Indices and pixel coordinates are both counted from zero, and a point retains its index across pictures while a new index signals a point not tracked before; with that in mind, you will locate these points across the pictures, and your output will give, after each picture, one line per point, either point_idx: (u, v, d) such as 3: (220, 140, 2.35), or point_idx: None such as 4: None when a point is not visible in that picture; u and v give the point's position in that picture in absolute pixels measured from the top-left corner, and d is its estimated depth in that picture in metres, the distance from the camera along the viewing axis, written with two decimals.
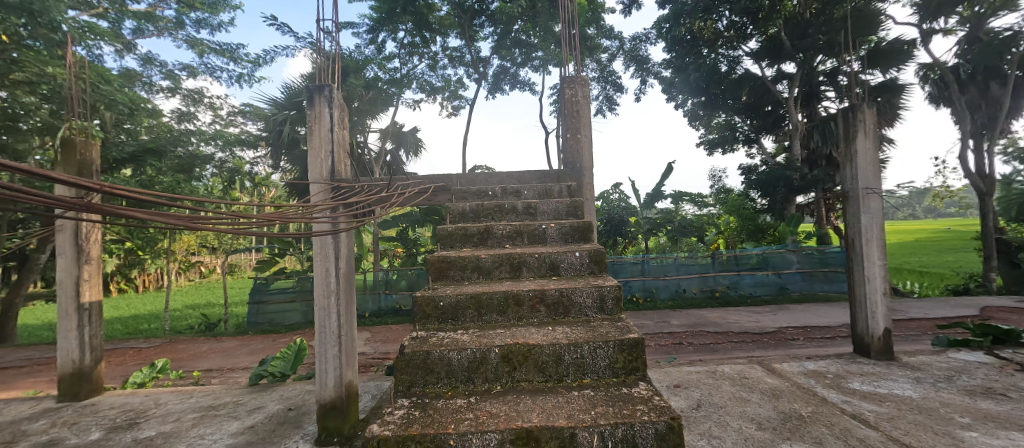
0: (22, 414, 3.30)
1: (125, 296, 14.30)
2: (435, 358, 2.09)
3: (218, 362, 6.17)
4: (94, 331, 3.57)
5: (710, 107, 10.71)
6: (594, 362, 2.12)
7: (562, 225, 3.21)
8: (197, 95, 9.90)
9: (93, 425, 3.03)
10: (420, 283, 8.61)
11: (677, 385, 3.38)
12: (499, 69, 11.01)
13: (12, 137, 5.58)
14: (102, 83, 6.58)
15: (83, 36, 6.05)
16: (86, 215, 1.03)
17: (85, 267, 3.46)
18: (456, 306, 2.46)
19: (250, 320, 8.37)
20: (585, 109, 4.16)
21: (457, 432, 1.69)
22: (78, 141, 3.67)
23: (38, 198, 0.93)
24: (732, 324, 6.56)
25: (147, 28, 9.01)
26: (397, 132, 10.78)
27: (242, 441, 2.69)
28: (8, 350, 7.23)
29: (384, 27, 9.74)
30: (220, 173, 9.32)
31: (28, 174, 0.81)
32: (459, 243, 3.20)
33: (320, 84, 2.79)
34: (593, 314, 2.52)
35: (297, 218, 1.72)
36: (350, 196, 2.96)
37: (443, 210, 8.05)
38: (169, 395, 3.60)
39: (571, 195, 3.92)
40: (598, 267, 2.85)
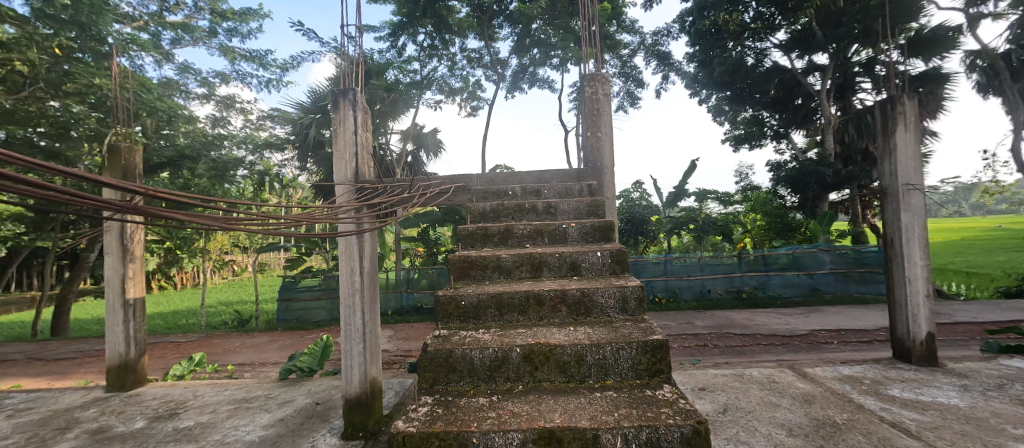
0: (75, 402, 3.53)
1: (164, 293, 15.09)
2: (458, 357, 2.11)
3: (250, 357, 6.42)
4: (139, 326, 3.78)
5: (736, 101, 10.39)
6: (617, 363, 2.10)
7: (582, 225, 3.18)
8: (230, 101, 10.36)
9: (137, 414, 3.21)
10: (441, 282, 8.71)
11: (702, 388, 3.30)
12: (518, 68, 10.98)
13: (64, 144, 6.01)
14: (144, 91, 6.97)
15: (127, 48, 6.42)
16: (132, 217, 1.12)
17: (130, 265, 3.67)
18: (478, 305, 2.48)
19: (280, 317, 8.67)
20: (606, 107, 4.11)
21: (480, 430, 1.71)
22: (123, 147, 3.89)
23: (91, 202, 1.03)
24: (760, 326, 6.36)
25: (184, 38, 9.47)
26: (418, 134, 10.94)
27: (273, 433, 2.80)
28: (63, 343, 7.76)
29: (404, 31, 9.88)
30: (251, 175, 9.70)
31: (81, 178, 0.91)
32: (480, 243, 3.21)
33: (344, 88, 2.86)
34: (615, 315, 2.49)
35: (322, 218, 1.77)
36: (374, 196, 3.02)
37: (463, 210, 8.13)
38: (206, 388, 3.78)
39: (591, 194, 3.92)
40: (620, 267, 2.81)
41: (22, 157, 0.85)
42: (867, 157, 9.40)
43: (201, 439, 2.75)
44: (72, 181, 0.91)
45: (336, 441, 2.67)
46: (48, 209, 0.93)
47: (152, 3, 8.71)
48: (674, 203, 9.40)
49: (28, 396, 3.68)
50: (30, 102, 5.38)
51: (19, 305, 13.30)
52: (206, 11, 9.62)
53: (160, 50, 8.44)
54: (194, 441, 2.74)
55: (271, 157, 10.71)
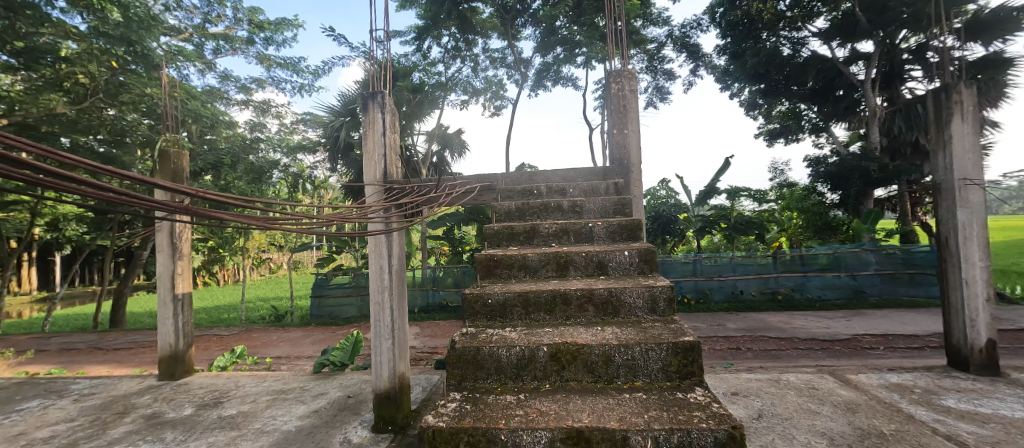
0: (131, 389, 3.79)
1: (208, 289, 15.99)
2: (485, 354, 2.13)
3: (286, 350, 6.72)
4: (186, 319, 4.02)
5: (771, 94, 9.94)
6: (646, 364, 2.06)
7: (609, 223, 3.14)
8: (266, 106, 10.85)
9: (186, 402, 3.42)
10: (466, 280, 8.79)
11: (735, 392, 3.19)
12: (541, 66, 10.90)
13: (121, 150, 6.68)
14: (190, 99, 7.42)
15: (175, 59, 6.87)
16: (181, 216, 1.21)
17: (179, 262, 3.91)
18: (505, 304, 2.49)
19: (313, 313, 9.01)
20: (633, 103, 4.05)
21: (509, 427, 1.72)
22: (171, 152, 4.14)
23: (145, 204, 1.12)
24: (797, 329, 6.07)
25: (224, 48, 9.98)
26: (442, 134, 11.09)
27: (308, 424, 2.91)
28: (120, 333, 8.39)
29: (428, 34, 10.03)
30: (286, 177, 10.12)
31: (138, 181, 1.01)
32: (505, 241, 3.22)
33: (373, 91, 2.95)
34: (643, 315, 2.44)
35: (353, 219, 1.85)
36: (402, 196, 3.08)
37: (488, 209, 8.20)
38: (247, 379, 3.98)
39: (618, 192, 3.86)
40: (648, 266, 2.76)
41: (91, 164, 0.96)
42: (918, 150, 8.80)
43: (242, 428, 2.90)
44: (133, 185, 1.02)
45: (366, 434, 2.75)
46: (109, 209, 1.03)
47: (195, 16, 9.23)
48: (704, 202, 9.10)
49: (90, 382, 3.99)
50: (90, 112, 5.83)
51: (82, 298, 14.45)
52: (244, 22, 10.10)
53: (203, 60, 8.95)
54: (236, 429, 2.89)
55: (303, 159, 11.13)
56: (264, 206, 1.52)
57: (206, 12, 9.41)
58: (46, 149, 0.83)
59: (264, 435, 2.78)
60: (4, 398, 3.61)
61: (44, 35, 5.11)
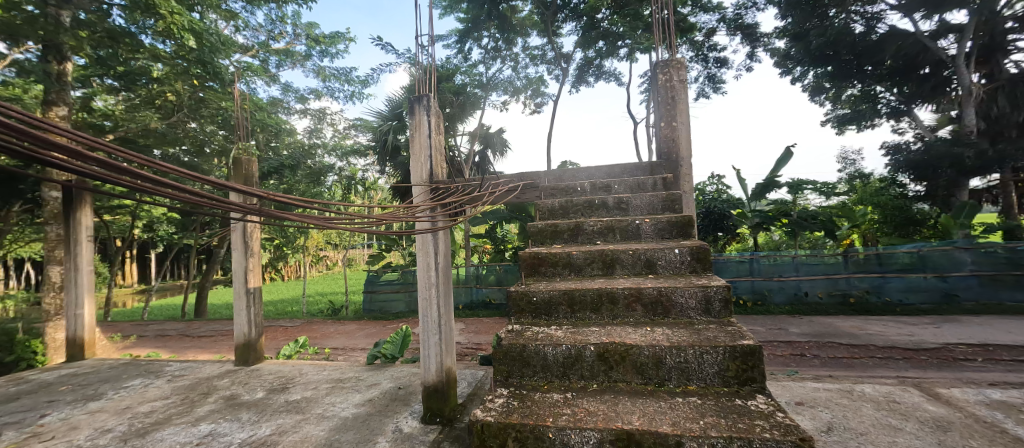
0: (213, 372, 4.21)
1: (274, 284, 17.39)
2: (531, 351, 2.14)
3: (342, 342, 7.15)
4: (257, 311, 4.40)
5: (840, 77, 9.02)
6: (700, 368, 1.97)
7: (658, 220, 3.03)
8: (322, 114, 11.60)
9: (258, 385, 3.75)
10: (509, 278, 8.86)
11: (800, 402, 2.96)
12: (582, 62, 10.69)
13: (201, 159, 7.42)
14: (258, 111, 8.11)
15: (244, 73, 7.55)
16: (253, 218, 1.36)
17: (251, 259, 4.29)
18: (550, 301, 2.48)
19: (366, 308, 9.51)
20: (683, 94, 3.85)
21: (556, 426, 1.72)
22: (243, 160, 4.52)
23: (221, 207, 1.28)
24: (873, 336, 5.51)
25: (286, 62, 10.78)
26: (484, 134, 11.23)
27: (363, 412, 3.09)
28: (203, 322, 9.35)
29: (469, 36, 10.21)
30: (340, 180, 10.75)
31: (219, 185, 1.17)
32: (549, 239, 3.21)
33: (419, 95, 3.04)
34: (697, 316, 2.33)
35: (402, 218, 1.96)
36: (447, 196, 3.16)
37: (529, 208, 8.20)
38: (309, 367, 4.28)
39: (667, 188, 3.69)
40: (701, 265, 2.62)
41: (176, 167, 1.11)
42: None
43: (306, 412, 3.13)
44: (208, 185, 1.16)
45: (416, 425, 2.86)
46: (191, 209, 1.19)
47: (261, 34, 10.03)
48: (762, 197, 8.49)
49: (181, 365, 4.48)
50: (177, 126, 6.54)
51: (173, 290, 16.28)
52: (303, 37, 10.83)
53: (267, 74, 9.73)
54: (301, 413, 3.12)
55: (356, 162, 11.74)
56: (322, 207, 1.65)
57: (270, 29, 10.21)
58: (151, 156, 0.99)
59: (325, 420, 2.97)
60: (114, 376, 4.15)
61: (139, 60, 5.63)
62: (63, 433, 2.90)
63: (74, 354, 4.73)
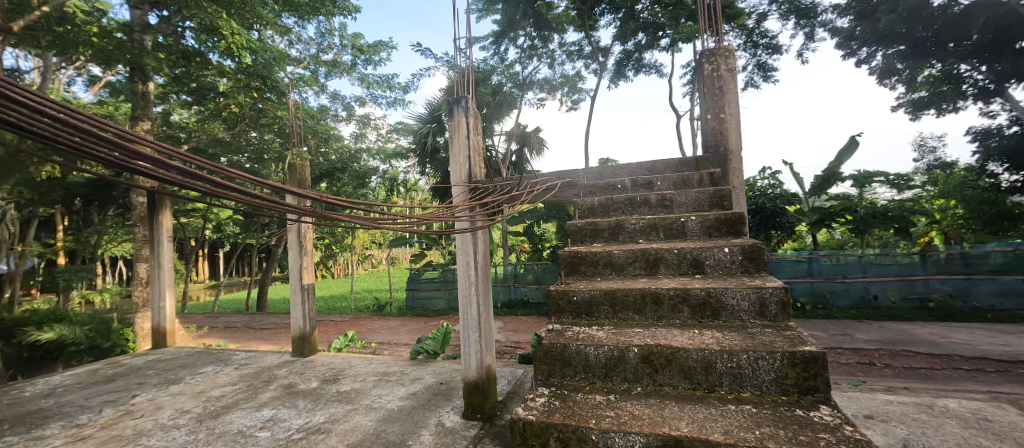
0: (273, 362, 4.53)
1: (325, 281, 18.42)
2: (573, 352, 2.11)
3: (387, 337, 7.44)
4: (311, 306, 4.67)
5: (916, 56, 8.07)
6: (755, 374, 1.85)
7: (705, 218, 2.89)
8: (367, 120, 12.15)
9: (312, 376, 3.98)
10: (547, 277, 8.82)
11: (870, 415, 2.71)
12: (621, 55, 10.36)
13: (260, 165, 8.00)
14: (309, 119, 8.62)
15: (298, 84, 8.05)
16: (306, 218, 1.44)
17: (305, 258, 4.56)
18: (591, 301, 2.43)
19: (408, 305, 9.84)
20: (731, 84, 3.65)
21: (599, 428, 1.69)
22: (297, 164, 4.81)
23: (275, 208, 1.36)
24: (957, 345, 4.95)
25: (334, 72, 11.37)
26: (521, 133, 11.24)
27: (408, 405, 3.20)
28: (264, 316, 10.11)
29: (505, 36, 10.25)
30: (383, 182, 11.17)
31: (276, 188, 1.25)
32: (589, 238, 3.14)
33: (458, 96, 3.09)
34: (750, 319, 2.20)
35: (442, 217, 2.02)
36: (486, 196, 3.19)
37: (568, 206, 8.12)
38: (357, 360, 4.49)
39: (715, 183, 3.50)
40: (754, 265, 2.48)
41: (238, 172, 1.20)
42: None
43: (356, 402, 3.29)
44: (267, 188, 1.25)
45: (457, 419, 2.91)
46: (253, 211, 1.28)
47: (312, 46, 10.65)
48: (822, 191, 7.87)
49: (246, 354, 4.86)
50: (240, 135, 7.09)
51: (237, 286, 17.68)
52: (348, 47, 11.37)
53: (317, 83, 10.31)
54: (351, 403, 3.28)
55: (398, 165, 12.16)
56: (368, 208, 1.74)
57: (320, 42, 10.81)
58: (220, 164, 1.08)
59: (373, 411, 3.10)
60: (190, 362, 4.57)
61: (207, 76, 6.13)
62: (150, 412, 3.24)
63: (158, 342, 5.26)
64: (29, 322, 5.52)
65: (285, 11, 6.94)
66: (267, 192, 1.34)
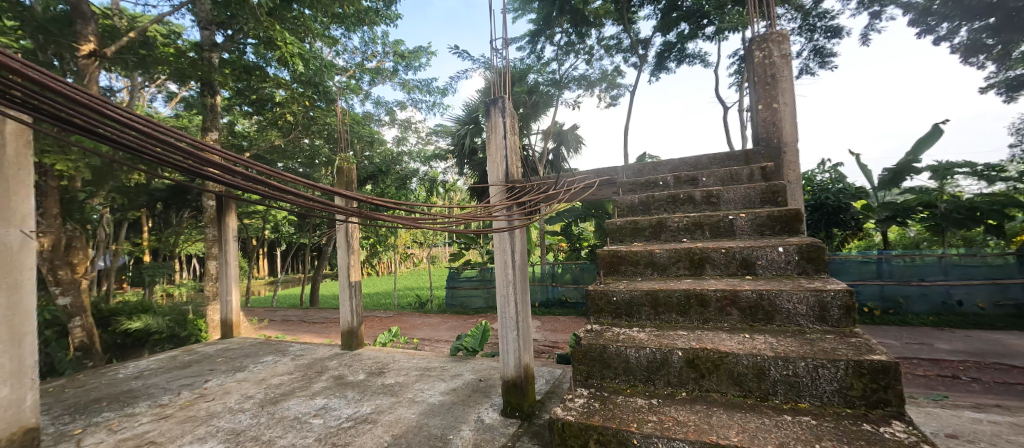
0: (325, 354, 4.79)
1: (371, 279, 19.25)
2: (613, 353, 2.06)
3: (428, 333, 7.65)
4: (357, 302, 4.89)
5: (1009, 30, 7.06)
6: (814, 384, 1.73)
7: (755, 216, 2.73)
8: (408, 124, 12.56)
9: (359, 369, 4.17)
10: (586, 276, 8.69)
11: (952, 435, 2.44)
12: (662, 47, 9.95)
13: (312, 169, 8.50)
14: (356, 124, 9.03)
15: (345, 92, 8.46)
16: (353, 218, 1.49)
17: (352, 256, 4.78)
18: (631, 302, 2.36)
19: (448, 303, 10.05)
20: (785, 71, 3.43)
21: (641, 433, 1.64)
22: (345, 167, 5.05)
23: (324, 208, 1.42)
24: None
25: (377, 79, 11.85)
26: (559, 131, 11.15)
27: (449, 399, 3.27)
28: (317, 310, 10.74)
29: (541, 35, 10.23)
30: (423, 183, 11.50)
31: (326, 189, 1.31)
32: (629, 237, 3.05)
33: (494, 97, 3.12)
34: (808, 324, 2.05)
35: (480, 217, 2.04)
36: (523, 195, 3.18)
37: (607, 204, 7.97)
38: (401, 355, 4.64)
39: (767, 178, 3.27)
40: (813, 265, 2.31)
41: (291, 175, 1.28)
42: None
43: (399, 395, 3.41)
44: (318, 191, 1.31)
45: (497, 417, 2.94)
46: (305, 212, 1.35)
47: (357, 55, 11.15)
48: (894, 185, 7.17)
49: (300, 346, 5.17)
50: (294, 142, 7.55)
51: (292, 283, 18.89)
52: (390, 54, 11.79)
53: (362, 91, 10.78)
54: (395, 395, 3.40)
55: (437, 166, 12.46)
56: (410, 208, 1.80)
57: (364, 51, 11.29)
58: (279, 170, 1.16)
59: (416, 404, 3.20)
60: (253, 352, 4.93)
61: (266, 88, 6.58)
62: (219, 396, 3.53)
63: (226, 333, 5.72)
64: (121, 312, 6.21)
65: (333, 23, 7.31)
66: (318, 195, 1.41)
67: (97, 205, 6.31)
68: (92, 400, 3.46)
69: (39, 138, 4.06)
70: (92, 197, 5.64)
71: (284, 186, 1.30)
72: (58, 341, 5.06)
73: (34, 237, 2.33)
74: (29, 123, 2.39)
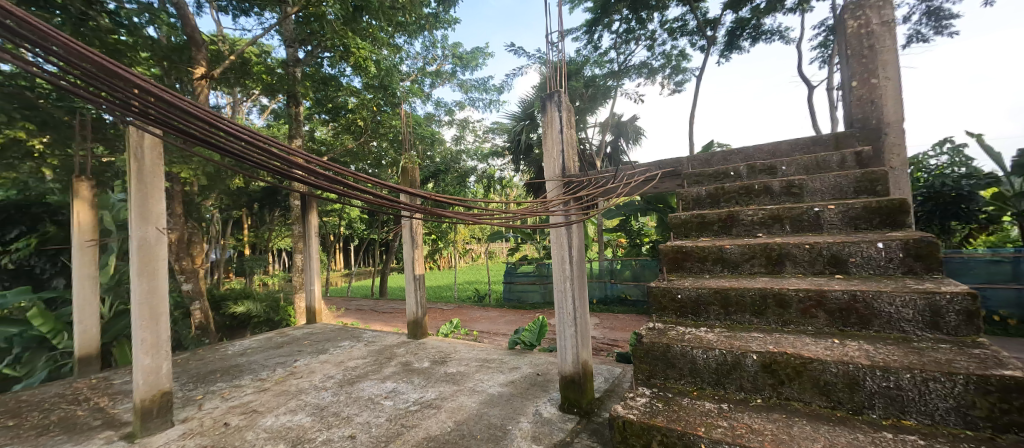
0: (394, 342, 5.14)
1: (433, 273, 20.19)
2: (678, 353, 1.99)
3: (487, 326, 7.87)
4: (422, 294, 5.17)
5: None
6: (923, 399, 1.53)
7: (847, 208, 2.46)
8: (466, 123, 12.94)
9: (424, 357, 4.42)
10: (646, 273, 8.39)
11: None
12: (734, 25, 9.19)
13: (380, 170, 9.09)
14: (418, 126, 9.47)
15: (409, 96, 8.90)
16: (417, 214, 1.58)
17: (416, 250, 5.06)
18: (697, 300, 2.26)
19: (506, 297, 10.25)
20: (886, 41, 3.03)
21: (710, 438, 1.58)
22: (409, 167, 5.34)
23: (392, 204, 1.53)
24: None
25: (437, 82, 12.33)
26: (617, 123, 10.81)
27: (508, 391, 3.37)
28: (386, 301, 11.52)
29: (599, 24, 9.95)
30: (481, 180, 11.80)
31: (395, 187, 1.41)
32: (696, 232, 2.90)
33: (550, 92, 3.12)
34: (916, 331, 1.82)
35: (536, 213, 2.07)
36: (581, 189, 3.15)
37: (670, 197, 7.59)
38: (462, 346, 4.84)
39: (863, 164, 2.92)
40: (922, 264, 2.04)
41: (364, 174, 1.42)
42: None
43: (461, 383, 3.58)
44: (388, 189, 1.43)
45: (555, 411, 2.97)
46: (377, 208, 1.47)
47: (419, 61, 11.70)
48: None
49: (372, 333, 5.60)
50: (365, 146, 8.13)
51: (363, 275, 20.40)
52: (449, 57, 12.19)
53: (423, 94, 11.30)
54: (457, 384, 3.57)
55: (494, 163, 12.71)
56: (469, 204, 1.86)
57: (425, 55, 11.80)
58: (354, 171, 1.29)
59: (476, 393, 3.34)
60: (333, 337, 5.43)
61: (341, 95, 7.16)
62: (307, 374, 3.95)
63: (311, 319, 6.36)
64: (228, 297, 7.19)
65: (398, 32, 7.71)
66: (387, 193, 1.53)
67: (209, 206, 7.34)
68: (208, 371, 4.05)
69: (168, 151, 4.82)
70: (204, 199, 6.56)
71: (358, 185, 1.43)
72: (183, 321, 5.99)
73: (166, 234, 2.77)
74: (159, 135, 2.82)
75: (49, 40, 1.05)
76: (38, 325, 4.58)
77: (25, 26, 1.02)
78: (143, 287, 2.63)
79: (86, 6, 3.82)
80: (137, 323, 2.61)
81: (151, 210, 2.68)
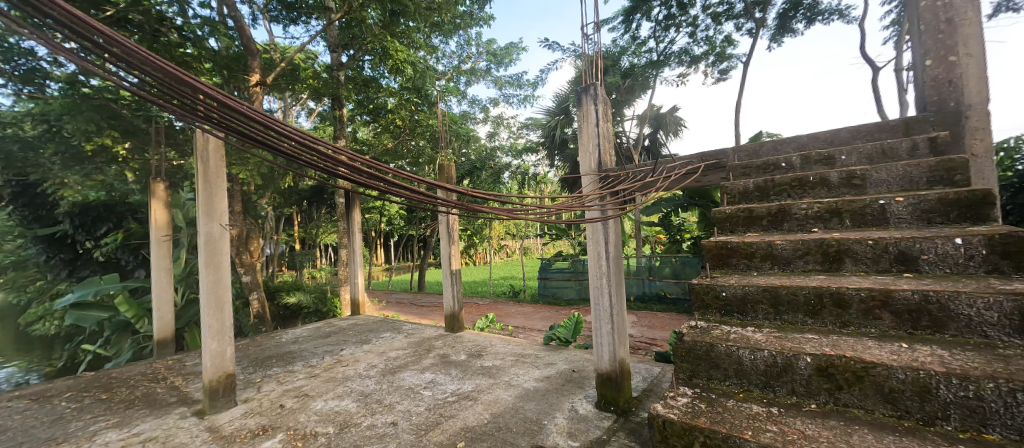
0: (432, 334, 5.28)
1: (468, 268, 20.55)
2: (722, 353, 1.91)
3: (522, 322, 7.91)
4: (458, 289, 5.26)
5: None
6: (1009, 413, 1.38)
7: (917, 200, 2.25)
8: (500, 120, 13.00)
9: (461, 350, 4.51)
10: (687, 271, 8.14)
11: None
12: (786, 5, 8.59)
13: (417, 168, 9.33)
14: (454, 124, 9.62)
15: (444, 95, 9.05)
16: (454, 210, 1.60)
17: (453, 245, 5.16)
18: (744, 298, 2.15)
19: (541, 293, 10.24)
20: (966, 14, 2.73)
21: (758, 442, 1.51)
22: (445, 164, 5.43)
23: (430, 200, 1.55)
24: None
25: (472, 79, 12.46)
26: (656, 114, 10.46)
27: (543, 386, 3.38)
28: (424, 295, 11.85)
29: (637, 12, 9.63)
30: (515, 176, 11.83)
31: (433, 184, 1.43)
32: (742, 227, 2.75)
33: (586, 86, 3.07)
34: (1001, 337, 1.64)
35: (573, 208, 2.04)
36: (617, 184, 3.07)
37: (712, 192, 7.24)
38: (498, 340, 4.89)
39: (938, 152, 2.65)
40: (1010, 262, 1.83)
41: (404, 172, 1.46)
42: None
43: (497, 377, 3.63)
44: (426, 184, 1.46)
45: (591, 409, 2.95)
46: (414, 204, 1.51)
47: (454, 59, 11.87)
48: None
49: (411, 326, 5.78)
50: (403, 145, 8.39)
51: (402, 270, 21.06)
52: (483, 54, 12.25)
53: (459, 92, 11.47)
54: (493, 377, 3.62)
55: (528, 159, 12.71)
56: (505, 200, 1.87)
57: (460, 54, 11.95)
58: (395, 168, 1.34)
59: (512, 387, 3.37)
60: (376, 328, 5.67)
61: (380, 96, 7.40)
62: (352, 363, 4.15)
63: (354, 311, 6.67)
64: (280, 289, 7.67)
65: (434, 32, 7.84)
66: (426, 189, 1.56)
67: (264, 204, 7.85)
68: (265, 356, 4.36)
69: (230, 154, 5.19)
70: (259, 197, 7.04)
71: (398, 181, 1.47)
72: (242, 310, 6.47)
73: (228, 230, 2.99)
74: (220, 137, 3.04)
75: (130, 53, 1.15)
76: (125, 311, 5.08)
77: (112, 43, 1.12)
78: (210, 279, 2.86)
79: (158, 23, 4.20)
80: (204, 311, 2.85)
81: (216, 208, 2.91)
